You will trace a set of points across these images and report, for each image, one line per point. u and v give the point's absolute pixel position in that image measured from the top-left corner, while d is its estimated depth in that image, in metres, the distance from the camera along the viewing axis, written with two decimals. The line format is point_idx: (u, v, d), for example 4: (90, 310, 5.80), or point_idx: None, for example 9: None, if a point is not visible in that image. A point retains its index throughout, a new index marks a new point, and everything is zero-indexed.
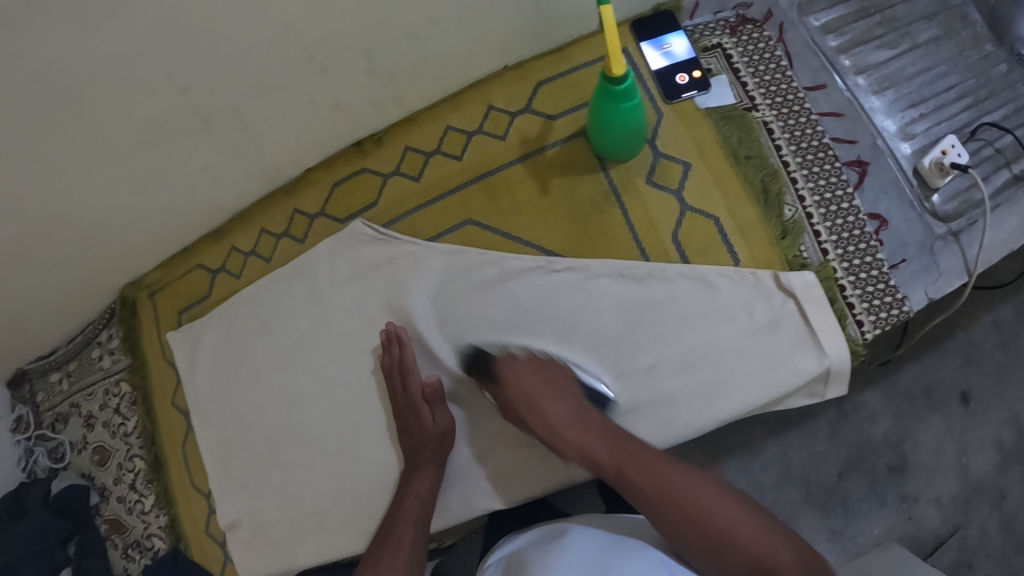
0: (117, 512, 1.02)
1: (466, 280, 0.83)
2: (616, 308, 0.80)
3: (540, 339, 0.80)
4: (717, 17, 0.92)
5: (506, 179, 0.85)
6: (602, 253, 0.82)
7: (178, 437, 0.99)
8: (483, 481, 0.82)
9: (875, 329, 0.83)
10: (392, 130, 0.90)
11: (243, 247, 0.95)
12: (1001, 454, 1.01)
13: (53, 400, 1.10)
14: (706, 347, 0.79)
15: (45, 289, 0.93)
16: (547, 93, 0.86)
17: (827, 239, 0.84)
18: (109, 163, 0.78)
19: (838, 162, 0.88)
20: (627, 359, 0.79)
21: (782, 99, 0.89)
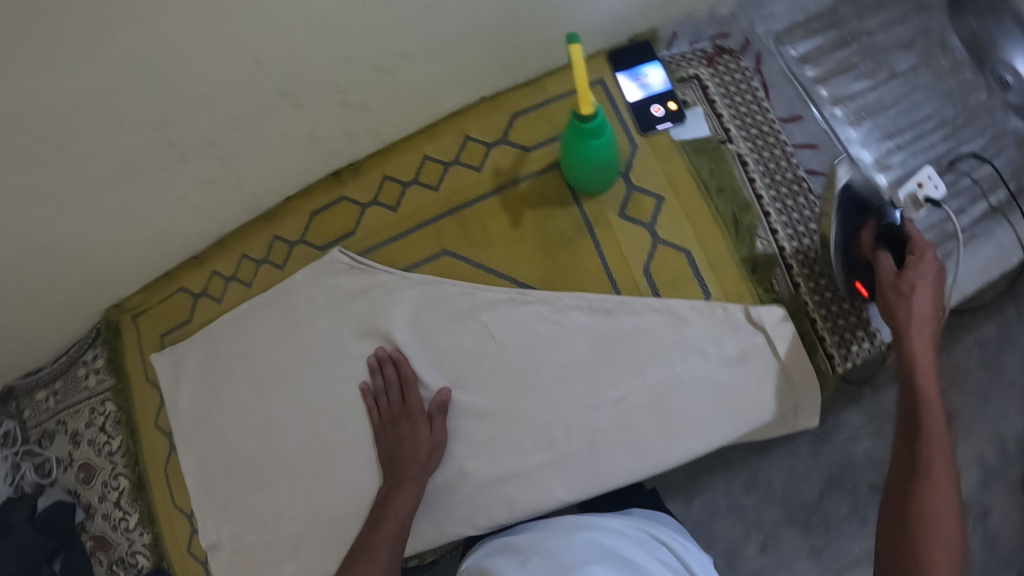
0: (103, 528, 1.05)
1: (439, 312, 0.84)
2: (585, 341, 0.81)
3: (510, 372, 0.81)
4: (695, 48, 0.92)
5: (480, 210, 0.85)
6: (574, 285, 0.83)
7: (160, 459, 1.00)
8: (455, 507, 0.81)
9: (845, 363, 0.83)
10: (369, 160, 0.90)
11: (225, 271, 0.96)
12: (984, 472, 1.02)
13: (40, 418, 1.11)
14: (674, 381, 0.79)
15: (34, 310, 0.96)
16: (523, 124, 0.87)
17: (799, 273, 0.85)
18: (89, 193, 0.80)
19: (812, 194, 0.88)
20: (596, 391, 0.80)
21: (758, 131, 0.89)
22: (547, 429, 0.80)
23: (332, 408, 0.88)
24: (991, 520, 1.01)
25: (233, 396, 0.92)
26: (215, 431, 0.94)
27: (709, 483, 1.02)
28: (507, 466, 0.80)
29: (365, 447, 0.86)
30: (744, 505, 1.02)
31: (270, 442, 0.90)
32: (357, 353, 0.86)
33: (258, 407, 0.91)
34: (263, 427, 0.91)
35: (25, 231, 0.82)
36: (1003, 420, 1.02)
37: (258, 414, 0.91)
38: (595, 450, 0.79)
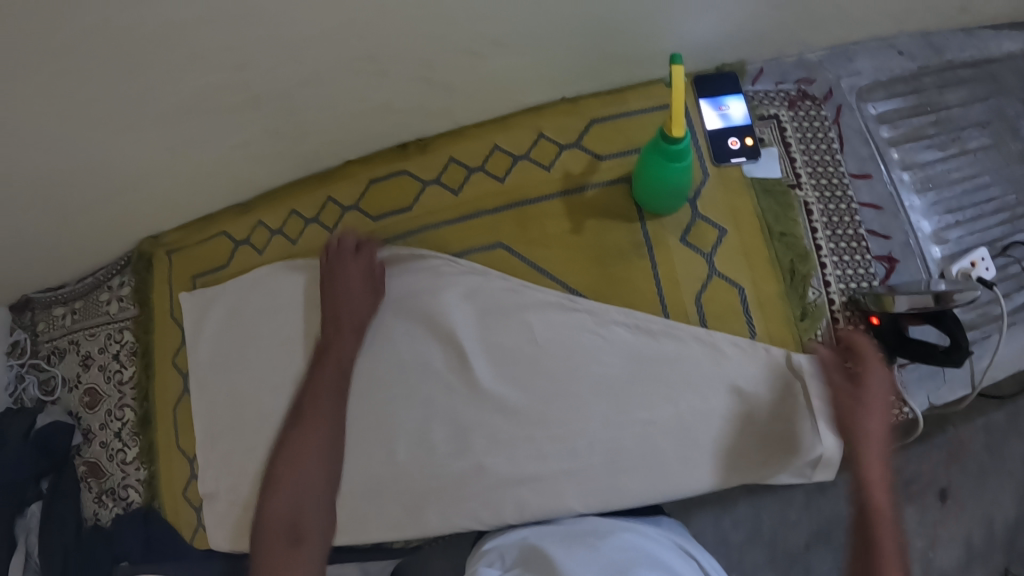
0: (98, 456, 1.03)
1: (485, 310, 0.82)
2: (624, 359, 0.80)
3: (544, 375, 0.80)
4: (779, 88, 0.91)
5: (542, 210, 0.84)
6: (622, 300, 0.82)
7: (169, 399, 0.99)
8: (462, 501, 0.80)
9: None
10: (436, 140, 0.88)
11: (270, 223, 0.94)
12: (968, 553, 1.02)
13: (54, 334, 1.11)
14: (704, 412, 0.79)
15: (66, 228, 0.94)
16: (598, 132, 0.85)
17: (844, 328, 0.85)
18: (149, 124, 0.78)
19: (869, 254, 0.88)
20: (626, 411, 0.79)
21: (827, 182, 0.89)
22: (570, 438, 0.79)
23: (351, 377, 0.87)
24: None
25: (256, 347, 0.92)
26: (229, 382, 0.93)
27: (700, 516, 1.03)
28: (526, 469, 0.79)
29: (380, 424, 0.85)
30: (731, 544, 1.02)
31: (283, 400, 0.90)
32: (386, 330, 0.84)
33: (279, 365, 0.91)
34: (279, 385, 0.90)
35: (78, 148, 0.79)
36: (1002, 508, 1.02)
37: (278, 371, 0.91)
38: (615, 471, 0.79)
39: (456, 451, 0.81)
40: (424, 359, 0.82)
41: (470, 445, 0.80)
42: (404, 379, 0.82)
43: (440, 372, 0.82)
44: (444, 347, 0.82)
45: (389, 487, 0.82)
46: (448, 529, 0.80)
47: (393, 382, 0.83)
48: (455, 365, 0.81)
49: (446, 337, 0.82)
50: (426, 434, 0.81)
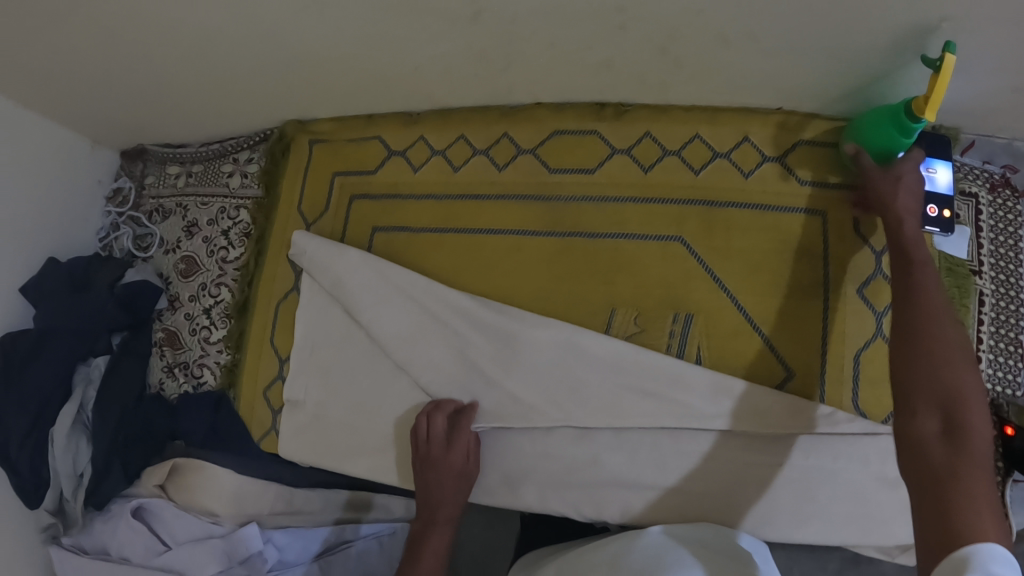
0: (179, 327, 1.01)
1: (606, 358, 0.75)
2: (768, 419, 0.72)
3: (668, 413, 0.73)
4: (983, 167, 0.80)
5: (733, 218, 0.81)
6: (786, 334, 0.77)
7: (276, 292, 0.95)
8: (565, 491, 0.77)
9: None
10: (638, 111, 0.85)
11: (434, 143, 0.91)
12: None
13: (161, 192, 1.08)
14: (830, 475, 0.73)
15: (221, 82, 0.89)
16: (806, 154, 0.81)
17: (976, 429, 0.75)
18: (353, 10, 0.71)
19: (1021, 363, 0.76)
20: (760, 451, 0.73)
21: (1004, 277, 0.77)
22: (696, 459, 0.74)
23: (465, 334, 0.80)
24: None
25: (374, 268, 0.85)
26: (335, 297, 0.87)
27: None
28: (642, 476, 0.75)
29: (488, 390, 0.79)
30: None
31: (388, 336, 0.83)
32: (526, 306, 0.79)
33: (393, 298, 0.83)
34: (389, 324, 0.83)
35: (264, 16, 0.73)
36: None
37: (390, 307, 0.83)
38: (728, 507, 0.74)
39: (572, 438, 0.77)
40: (545, 353, 0.77)
41: (587, 439, 0.77)
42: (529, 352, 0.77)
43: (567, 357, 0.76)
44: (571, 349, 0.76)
45: (496, 447, 0.80)
46: (542, 510, 0.78)
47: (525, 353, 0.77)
48: (580, 361, 0.76)
49: (575, 362, 0.76)
50: (543, 415, 0.76)
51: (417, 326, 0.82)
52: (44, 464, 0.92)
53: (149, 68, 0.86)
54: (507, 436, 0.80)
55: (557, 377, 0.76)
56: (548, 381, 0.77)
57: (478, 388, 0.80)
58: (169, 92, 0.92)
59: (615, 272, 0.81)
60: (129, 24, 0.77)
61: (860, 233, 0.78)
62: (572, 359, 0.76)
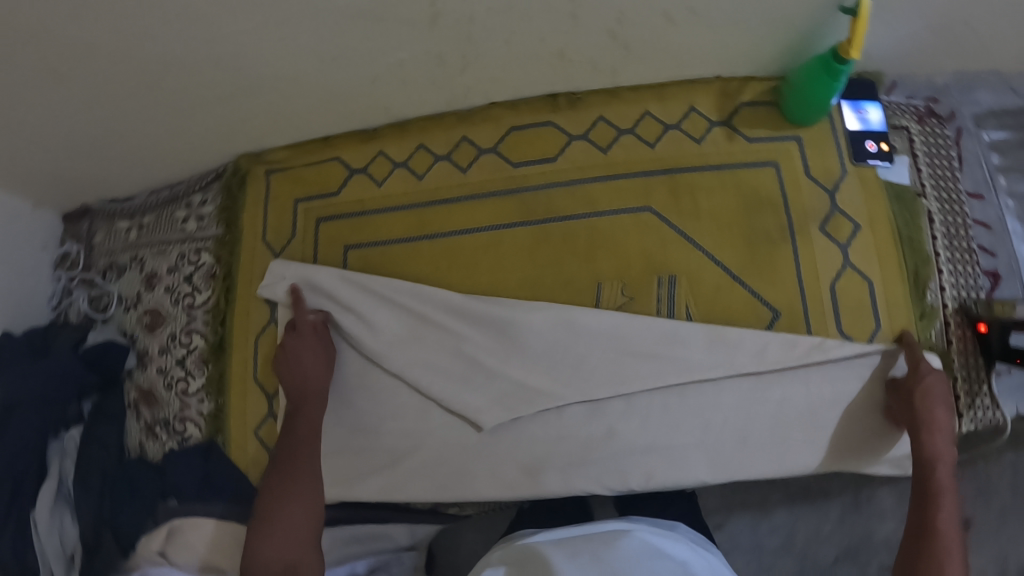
0: (154, 383, 0.95)
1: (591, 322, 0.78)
2: (762, 359, 0.76)
3: (673, 372, 0.76)
4: (909, 102, 0.86)
5: (695, 181, 0.85)
6: (766, 281, 0.81)
7: (253, 327, 0.93)
8: (587, 467, 0.77)
9: (971, 425, 0.80)
10: (589, 97, 0.88)
11: (394, 155, 0.91)
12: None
13: (113, 248, 1.04)
14: (828, 399, 0.77)
15: (175, 118, 0.88)
16: (749, 115, 0.86)
17: (955, 333, 0.81)
18: (312, 23, 0.73)
19: (977, 267, 0.82)
20: (762, 390, 0.76)
21: (946, 196, 0.83)
22: (706, 412, 0.76)
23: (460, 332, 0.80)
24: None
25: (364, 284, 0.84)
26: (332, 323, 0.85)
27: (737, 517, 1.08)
28: (656, 437, 0.77)
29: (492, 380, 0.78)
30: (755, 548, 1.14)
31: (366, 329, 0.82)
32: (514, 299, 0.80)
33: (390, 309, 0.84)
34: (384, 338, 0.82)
35: (222, 34, 0.75)
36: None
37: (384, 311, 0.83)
38: (745, 450, 0.76)
39: (584, 412, 0.77)
40: (532, 331, 0.78)
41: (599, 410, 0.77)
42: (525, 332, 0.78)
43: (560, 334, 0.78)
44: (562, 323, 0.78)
45: (509, 442, 0.79)
46: (568, 491, 0.77)
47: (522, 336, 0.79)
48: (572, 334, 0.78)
49: (572, 338, 0.77)
50: (551, 397, 0.77)
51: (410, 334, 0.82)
52: (28, 546, 0.88)
53: (102, 105, 0.86)
54: (519, 426, 0.78)
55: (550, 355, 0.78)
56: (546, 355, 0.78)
57: (480, 385, 0.79)
58: (120, 132, 0.91)
59: (595, 251, 0.83)
60: (82, 57, 0.77)
61: (811, 176, 0.83)
62: (568, 331, 0.78)
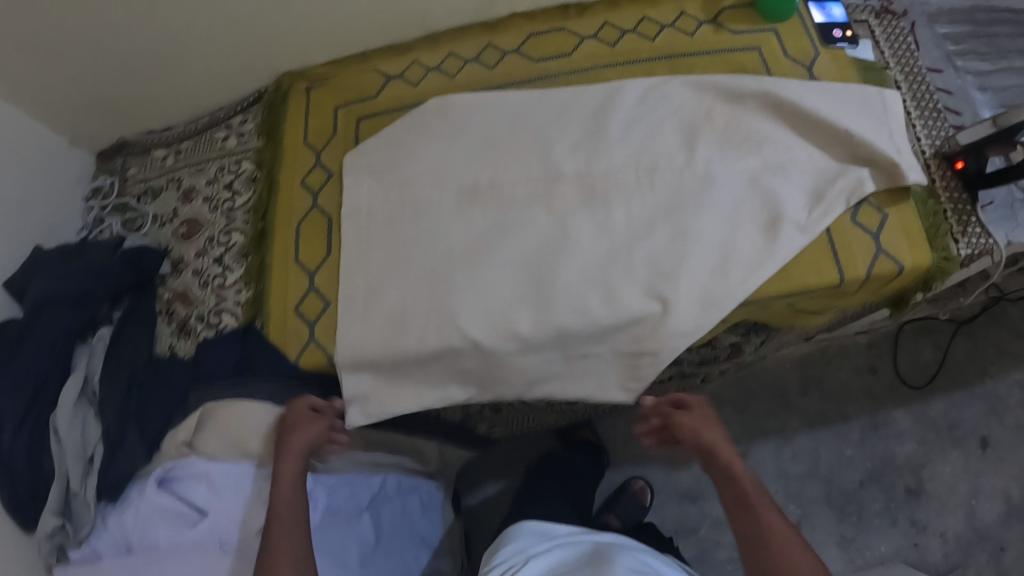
0: (189, 284, 0.97)
1: (733, 186, 0.86)
2: (713, 125, 0.91)
3: (670, 132, 0.90)
4: (865, 4, 1.02)
5: (691, 63, 0.96)
6: (755, 118, 0.91)
7: (295, 215, 0.94)
8: (636, 284, 0.81)
9: (968, 250, 0.88)
10: (595, 7, 1.01)
11: (428, 62, 1.01)
12: (1008, 503, 1.26)
13: (148, 174, 1.09)
14: (787, 140, 0.89)
15: (210, 33, 0.94)
16: (731, 14, 0.99)
17: (936, 173, 0.91)
18: None
19: (947, 123, 0.94)
20: (737, 139, 0.89)
21: (911, 69, 0.97)
22: (707, 162, 0.87)
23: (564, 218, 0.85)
24: (929, 532, 1.25)
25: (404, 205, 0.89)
26: (381, 154, 0.93)
27: (760, 446, 1.28)
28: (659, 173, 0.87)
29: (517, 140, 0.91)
30: (791, 475, 1.26)
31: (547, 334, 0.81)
32: (550, 99, 0.94)
33: (442, 174, 0.90)
34: (446, 207, 0.88)
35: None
36: (1000, 464, 1.28)
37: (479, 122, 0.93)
38: (733, 188, 0.86)
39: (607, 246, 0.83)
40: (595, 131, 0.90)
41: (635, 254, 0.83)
42: (627, 230, 0.84)
43: (680, 155, 0.88)
44: (606, 127, 0.90)
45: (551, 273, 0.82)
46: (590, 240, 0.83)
47: (626, 97, 0.93)
48: (672, 87, 0.94)
49: (572, 108, 0.93)
50: (589, 137, 0.90)
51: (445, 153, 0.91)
52: (43, 455, 0.85)
53: (145, 19, 0.89)
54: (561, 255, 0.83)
55: (760, 268, 0.81)
56: (625, 114, 0.91)
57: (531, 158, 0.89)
58: (162, 57, 0.96)
59: (585, 62, 0.98)
60: None
61: (789, 56, 0.96)
62: (609, 108, 0.92)
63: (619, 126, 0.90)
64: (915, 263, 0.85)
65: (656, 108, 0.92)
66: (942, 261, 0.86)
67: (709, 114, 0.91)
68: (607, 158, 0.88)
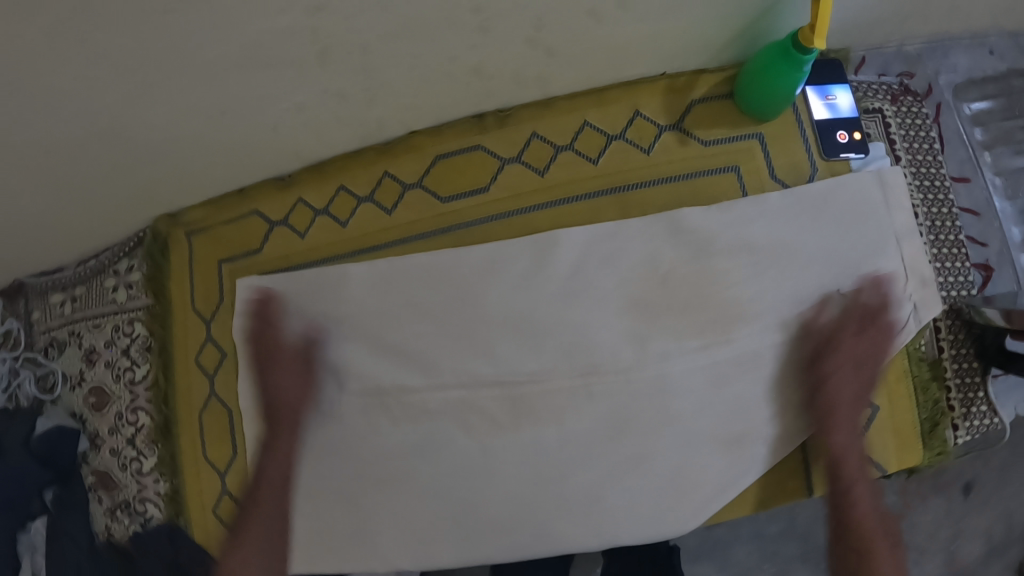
0: (109, 465, 0.91)
1: (693, 391, 0.73)
2: (667, 302, 0.74)
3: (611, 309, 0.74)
4: (881, 80, 0.82)
5: (646, 196, 0.77)
6: (735, 288, 0.74)
7: (195, 404, 0.87)
8: (575, 503, 0.74)
9: (966, 436, 0.80)
10: (520, 111, 0.78)
11: (313, 202, 0.82)
12: (988, 546, 1.00)
13: (51, 324, 0.96)
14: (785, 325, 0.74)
15: (52, 194, 0.77)
16: (702, 113, 0.78)
17: (945, 337, 0.80)
18: (178, 80, 0.61)
19: (968, 261, 0.81)
20: (716, 320, 0.73)
21: (929, 184, 0.81)
22: (659, 363, 0.73)
23: (485, 410, 0.75)
24: None
25: None
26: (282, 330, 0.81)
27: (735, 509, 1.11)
28: (600, 354, 0.74)
29: (429, 317, 0.76)
30: (766, 538, 1.01)
31: (474, 553, 0.76)
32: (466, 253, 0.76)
33: (350, 356, 0.78)
34: (358, 387, 0.77)
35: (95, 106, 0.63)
36: (980, 506, 1.00)
37: (386, 293, 0.78)
38: (703, 386, 0.73)
39: (536, 450, 0.75)
40: (529, 306, 0.75)
41: (575, 479, 0.74)
42: (552, 422, 0.74)
43: (628, 350, 0.73)
44: (534, 302, 0.75)
45: (472, 477, 0.76)
46: (509, 444, 0.75)
47: (562, 257, 0.75)
48: (627, 241, 0.75)
49: (495, 267, 0.76)
50: (515, 324, 0.75)
51: (346, 319, 0.78)
52: None
53: None
54: (488, 454, 0.75)
55: (716, 495, 0.75)
56: (561, 288, 0.75)
57: (443, 338, 0.76)
58: (25, 221, 0.81)
59: (516, 197, 0.78)
60: None
61: (776, 176, 0.77)
62: (537, 276, 0.75)
63: (552, 301, 0.74)
64: (901, 464, 0.79)
65: (599, 274, 0.74)
66: (936, 457, 0.79)
67: (667, 279, 0.74)
68: (534, 347, 0.74)
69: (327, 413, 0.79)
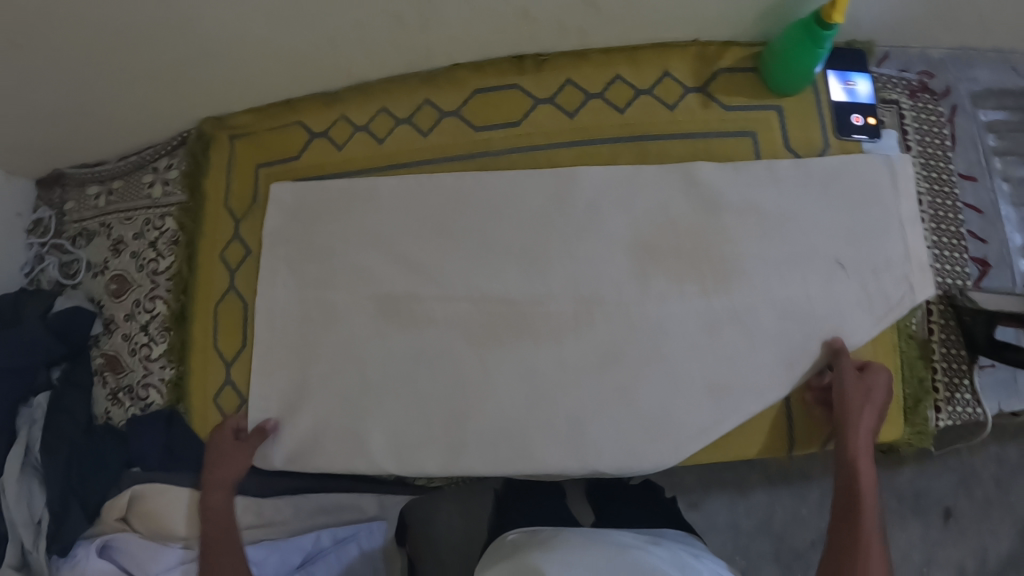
0: (118, 349, 0.94)
1: (685, 333, 0.77)
2: (671, 249, 0.78)
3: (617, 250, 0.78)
4: (901, 75, 0.87)
5: (666, 148, 0.82)
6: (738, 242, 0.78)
7: (213, 295, 0.91)
8: (559, 433, 0.77)
9: (948, 420, 0.82)
10: (559, 58, 0.84)
11: (355, 119, 0.87)
12: None
13: (83, 214, 1.00)
14: (782, 289, 0.77)
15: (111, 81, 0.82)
16: (728, 80, 0.83)
17: (937, 321, 0.82)
18: None
19: (967, 254, 0.85)
20: (721, 270, 0.78)
21: (936, 176, 0.85)
22: (658, 304, 0.77)
23: (488, 334, 0.79)
24: None
25: (322, 300, 0.83)
26: (305, 237, 0.85)
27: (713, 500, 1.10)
28: (603, 289, 0.78)
29: (444, 237, 0.81)
30: (741, 530, 0.99)
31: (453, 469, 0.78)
32: (488, 184, 0.81)
33: (365, 268, 0.82)
34: (366, 299, 0.82)
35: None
36: (956, 534, 0.98)
37: (409, 211, 0.82)
38: (698, 332, 0.77)
39: (530, 376, 0.78)
40: (543, 235, 0.79)
41: (562, 403, 0.77)
42: (546, 351, 0.78)
43: (629, 287, 0.78)
44: (544, 234, 0.79)
45: (465, 399, 0.79)
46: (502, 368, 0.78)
47: (578, 193, 0.79)
48: (642, 190, 0.79)
49: (512, 197, 0.80)
50: (523, 255, 0.79)
51: (367, 235, 0.83)
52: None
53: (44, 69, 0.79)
54: (484, 372, 0.79)
55: (696, 437, 0.77)
56: (573, 223, 0.79)
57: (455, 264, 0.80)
58: (76, 107, 0.86)
59: (547, 135, 0.83)
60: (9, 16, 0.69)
61: (789, 147, 0.82)
62: (552, 211, 0.79)
63: (563, 235, 0.79)
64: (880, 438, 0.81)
65: (611, 215, 0.79)
66: (915, 436, 0.81)
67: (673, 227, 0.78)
68: (541, 280, 0.78)
69: (336, 321, 0.82)
